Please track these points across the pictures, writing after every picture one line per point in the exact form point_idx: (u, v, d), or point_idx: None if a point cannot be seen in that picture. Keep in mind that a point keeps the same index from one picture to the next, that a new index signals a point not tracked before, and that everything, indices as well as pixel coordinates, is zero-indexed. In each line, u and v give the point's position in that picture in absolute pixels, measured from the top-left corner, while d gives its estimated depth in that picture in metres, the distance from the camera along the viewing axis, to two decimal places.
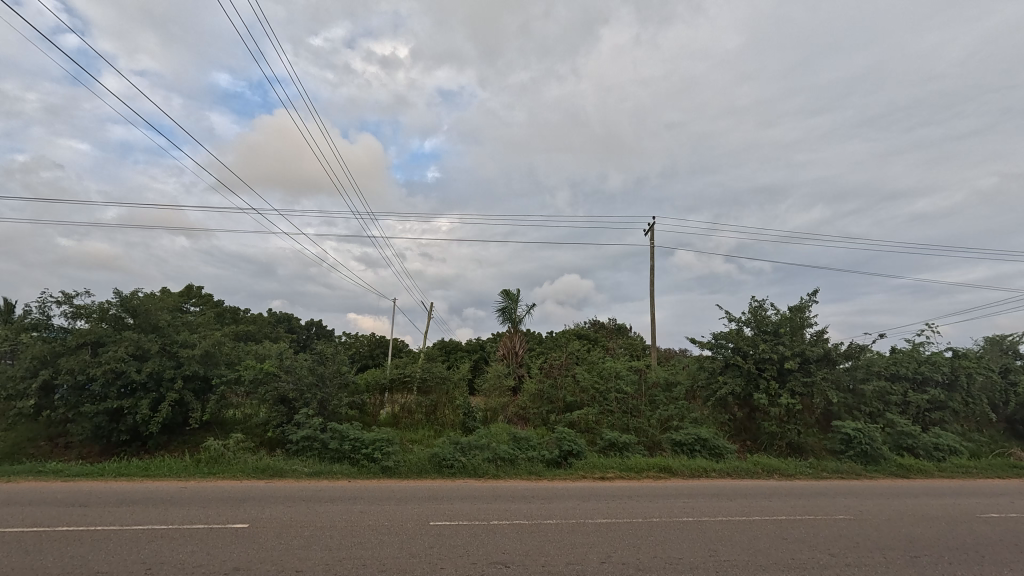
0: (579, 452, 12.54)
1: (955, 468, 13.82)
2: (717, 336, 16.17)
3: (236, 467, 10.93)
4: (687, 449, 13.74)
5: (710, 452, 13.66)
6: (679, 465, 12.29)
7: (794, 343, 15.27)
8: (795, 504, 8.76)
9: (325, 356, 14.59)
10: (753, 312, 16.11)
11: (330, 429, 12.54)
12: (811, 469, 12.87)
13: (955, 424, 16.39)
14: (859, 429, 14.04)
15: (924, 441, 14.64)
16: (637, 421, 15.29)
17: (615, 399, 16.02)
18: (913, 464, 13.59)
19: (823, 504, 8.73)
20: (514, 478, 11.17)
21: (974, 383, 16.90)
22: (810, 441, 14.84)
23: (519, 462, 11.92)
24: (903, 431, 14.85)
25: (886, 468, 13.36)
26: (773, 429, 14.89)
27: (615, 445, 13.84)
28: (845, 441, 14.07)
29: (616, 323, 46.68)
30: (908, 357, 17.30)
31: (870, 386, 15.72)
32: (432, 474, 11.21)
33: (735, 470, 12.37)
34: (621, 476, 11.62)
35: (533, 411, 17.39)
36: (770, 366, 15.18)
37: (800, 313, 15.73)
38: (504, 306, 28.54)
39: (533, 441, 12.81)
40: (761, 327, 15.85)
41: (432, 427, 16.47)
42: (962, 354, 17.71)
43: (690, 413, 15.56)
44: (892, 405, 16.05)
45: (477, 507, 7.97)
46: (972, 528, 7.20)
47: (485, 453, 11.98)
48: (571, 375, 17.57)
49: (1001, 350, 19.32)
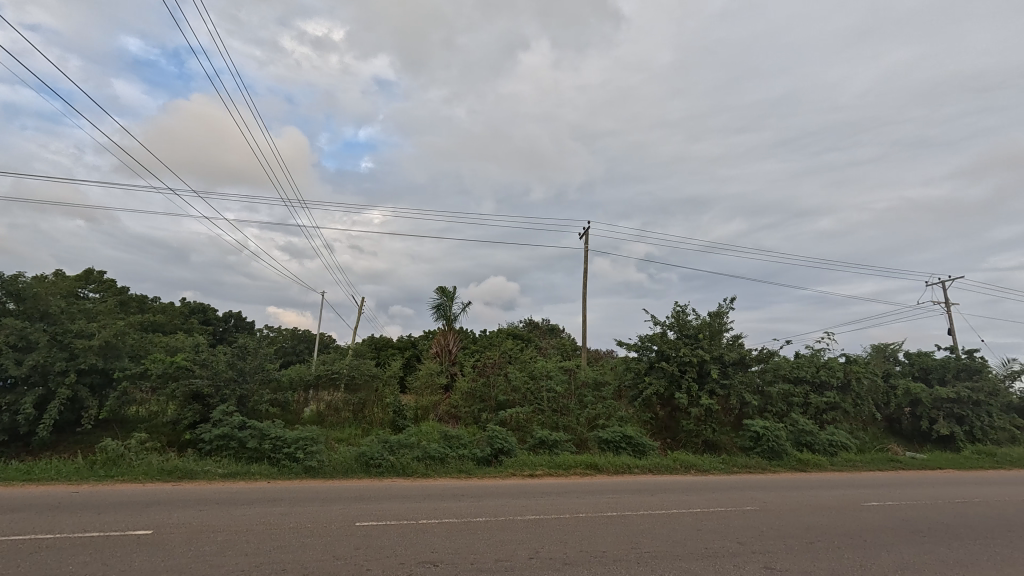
0: (509, 450, 12.67)
1: (845, 462, 15.37)
2: (643, 339, 16.96)
3: (139, 470, 10.02)
4: (613, 447, 14.29)
5: (634, 449, 14.29)
6: (604, 462, 12.74)
7: (713, 347, 16.35)
8: (708, 497, 9.34)
9: (246, 350, 13.75)
10: (676, 316, 17.05)
11: (249, 426, 11.79)
12: (723, 465, 13.80)
13: (845, 423, 18.21)
14: (767, 428, 15.28)
15: (820, 438, 16.14)
16: (566, 420, 15.58)
17: (545, 399, 16.21)
18: (811, 459, 14.96)
19: (734, 497, 9.37)
20: (443, 477, 11.06)
21: (862, 386, 18.88)
22: (723, 439, 15.89)
23: (449, 461, 11.81)
24: (803, 429, 16.30)
25: (788, 462, 14.62)
26: (690, 428, 15.80)
27: (544, 443, 14.10)
28: (754, 438, 15.28)
29: (549, 324, 47.46)
30: (809, 362, 18.97)
31: (778, 387, 17.10)
32: (359, 474, 10.86)
33: (656, 466, 13.04)
34: (550, 474, 11.85)
35: (465, 409, 17.36)
36: (691, 368, 16.12)
37: (718, 319, 16.87)
38: (439, 303, 28.16)
39: (464, 439, 12.79)
40: (684, 331, 16.81)
41: (359, 425, 15.94)
42: (853, 360, 19.72)
43: (617, 412, 16.22)
44: (794, 406, 17.59)
45: (406, 507, 7.80)
46: (858, 516, 8.05)
47: (415, 452, 11.77)
48: (503, 375, 17.65)
49: (885, 356, 21.64)
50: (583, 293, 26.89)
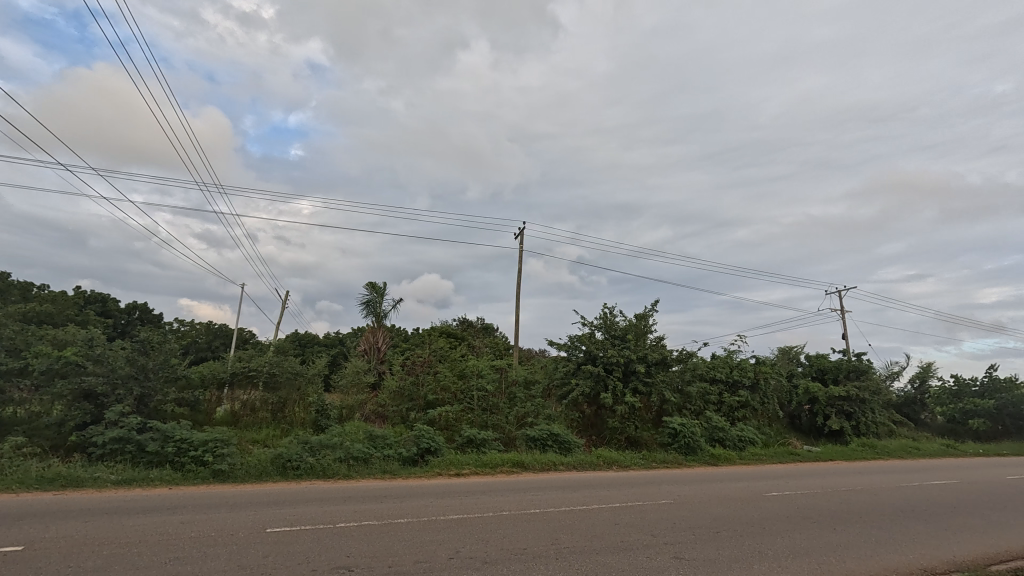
0: (436, 449, 12.54)
1: (751, 456, 16.59)
2: (573, 339, 17.40)
3: (13, 478, 8.90)
4: (540, 445, 14.56)
5: (560, 446, 14.63)
6: (531, 459, 12.92)
7: (638, 347, 17.08)
8: (627, 492, 9.73)
9: (149, 345, 12.63)
10: (604, 317, 17.62)
11: (151, 428, 10.83)
12: (643, 460, 14.44)
13: (753, 419, 19.66)
14: (684, 425, 16.18)
15: (731, 434, 17.31)
16: (495, 418, 15.63)
17: (475, 397, 16.16)
18: (721, 453, 16.01)
19: (651, 492, 9.82)
20: (367, 478, 10.74)
21: (769, 385, 20.47)
22: (644, 436, 16.61)
23: (373, 462, 11.49)
24: (717, 426, 17.40)
25: (701, 457, 15.56)
26: (614, 425, 16.39)
27: (472, 442, 14.08)
28: (672, 435, 16.13)
29: (483, 322, 47.47)
30: (724, 363, 20.27)
31: (695, 386, 18.13)
32: (275, 477, 10.30)
33: (580, 463, 13.40)
34: (477, 472, 11.84)
35: (392, 408, 16.99)
36: (616, 367, 16.76)
37: (643, 320, 17.63)
38: (368, 299, 27.32)
39: (390, 439, 12.49)
40: (611, 332, 17.42)
41: (278, 426, 15.15)
42: (762, 361, 21.32)
43: (545, 411, 16.47)
44: (710, 404, 18.73)
45: (322, 510, 7.48)
46: (759, 505, 8.71)
47: (337, 453, 11.34)
48: (433, 373, 17.43)
49: (789, 358, 23.60)
50: (516, 293, 27.11)
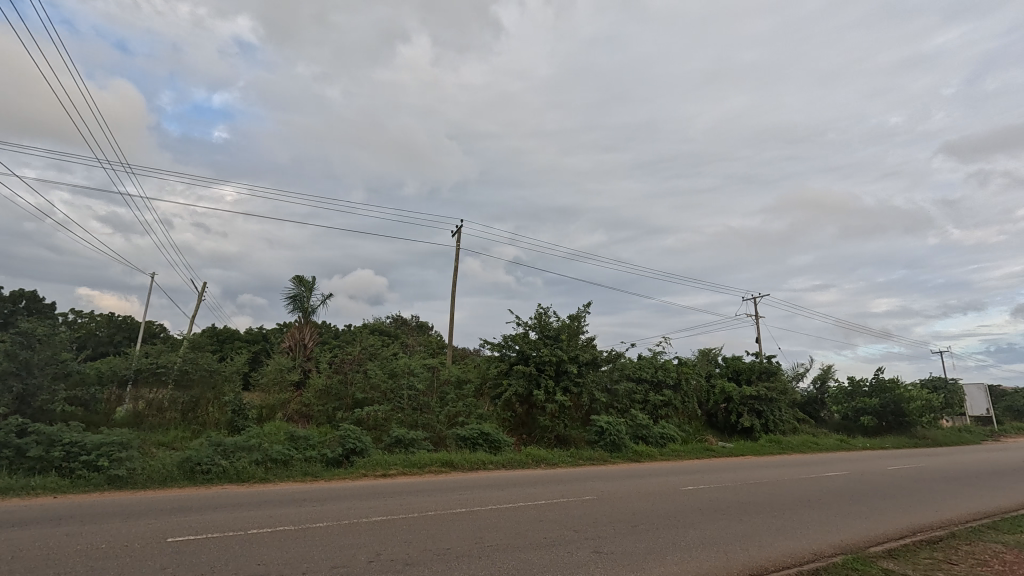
0: (362, 450, 12.15)
1: (671, 452, 17.47)
2: (507, 338, 17.51)
3: None
4: (470, 444, 14.54)
5: (490, 445, 14.68)
6: (460, 459, 12.85)
7: (569, 348, 17.48)
8: (553, 489, 9.92)
9: (34, 338, 11.32)
10: (538, 317, 17.88)
11: (34, 430, 9.69)
12: (570, 458, 14.78)
13: (675, 417, 20.71)
14: (610, 423, 16.76)
15: (653, 432, 18.13)
16: (426, 418, 15.41)
17: (406, 396, 15.83)
18: (644, 450, 16.73)
19: (576, 488, 10.07)
20: (286, 481, 10.21)
21: (689, 385, 21.66)
22: (573, 434, 16.99)
23: (293, 464, 10.95)
24: (641, 424, 18.16)
25: (626, 454, 16.18)
26: (545, 424, 16.67)
27: (401, 442, 13.79)
28: (599, 433, 16.66)
29: (418, 321, 46.67)
30: (649, 363, 21.19)
31: (622, 386, 18.81)
32: (181, 483, 9.55)
33: (509, 462, 13.50)
34: (404, 473, 11.60)
35: (318, 408, 16.31)
36: (549, 367, 17.07)
37: (576, 321, 18.06)
38: (295, 293, 26.08)
39: (313, 440, 11.97)
40: (545, 332, 17.70)
41: (189, 427, 14.07)
42: (684, 362, 22.51)
43: (477, 410, 16.43)
44: (635, 403, 19.51)
45: (233, 516, 7.04)
46: (676, 499, 9.17)
47: (253, 455, 10.70)
48: (362, 371, 16.88)
49: (709, 360, 25.08)
50: (452, 291, 26.92)
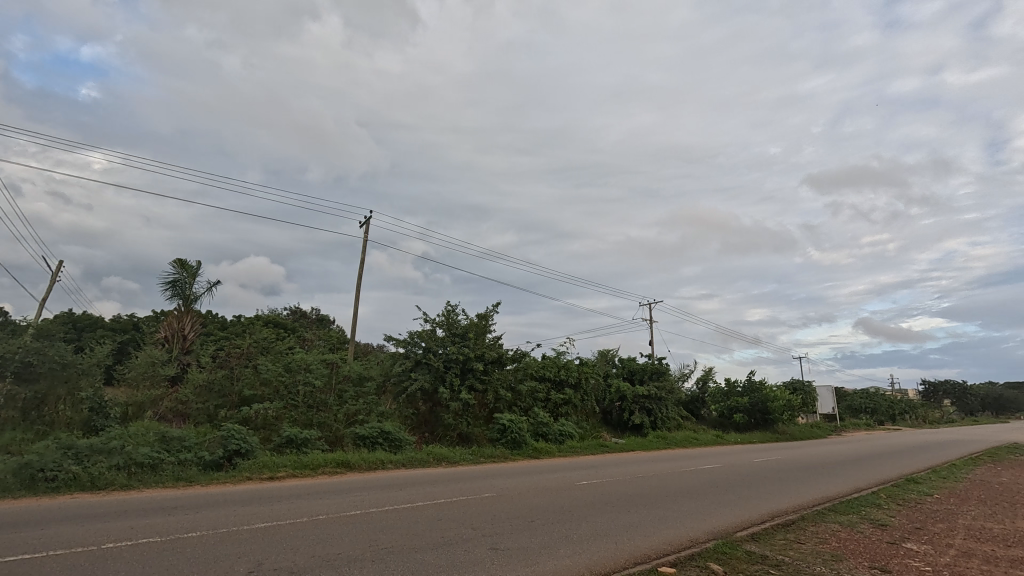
0: (247, 451, 11.22)
1: (568, 448, 18.18)
2: (413, 335, 17.14)
3: None
4: (369, 443, 14.12)
5: (390, 444, 14.34)
6: (357, 459, 12.33)
7: (476, 346, 17.52)
8: (453, 487, 9.88)
9: None
10: (446, 315, 17.71)
11: None
12: (471, 456, 14.80)
13: (573, 415, 21.57)
14: (512, 421, 17.08)
15: (553, 429, 18.76)
16: (322, 417, 14.58)
17: (301, 394, 14.85)
18: (543, 447, 17.25)
19: (476, 486, 10.11)
20: (155, 488, 9.13)
21: (588, 384, 22.67)
22: (476, 432, 17.01)
23: (164, 469, 9.83)
24: (542, 421, 18.69)
25: (526, 451, 16.58)
26: (448, 422, 16.55)
27: (292, 442, 12.94)
28: (501, 430, 16.92)
29: (318, 313, 44.16)
30: (553, 363, 21.86)
31: (526, 384, 19.19)
32: (18, 493, 8.16)
33: (409, 461, 13.22)
34: (294, 475, 10.88)
35: (197, 405, 14.82)
36: (455, 365, 17.02)
37: (484, 320, 18.11)
38: (175, 279, 23.46)
39: (190, 441, 10.86)
40: (452, 329, 17.56)
41: (30, 429, 12.00)
42: (584, 362, 23.54)
43: (378, 408, 15.83)
44: (537, 401, 20.03)
45: (85, 529, 6.15)
46: (571, 494, 9.53)
47: (114, 459, 9.45)
48: (252, 367, 15.38)
49: (607, 360, 26.44)
50: (357, 285, 25.78)
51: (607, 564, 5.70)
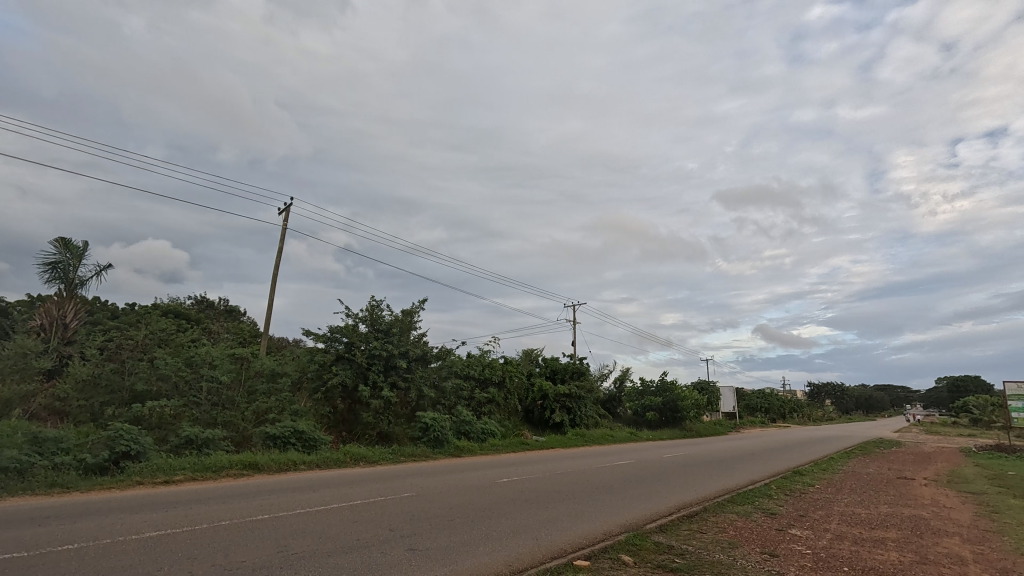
0: (139, 453, 10.19)
1: (490, 446, 18.28)
2: (333, 330, 16.42)
3: None
4: (280, 443, 13.37)
5: (304, 444, 13.67)
6: (267, 460, 11.60)
7: (400, 343, 17.14)
8: (371, 488, 9.58)
9: None
10: (370, 310, 17.15)
11: None
12: (391, 455, 14.43)
13: (496, 413, 21.72)
14: (435, 419, 16.88)
15: (476, 427, 18.78)
16: (228, 415, 13.55)
17: (204, 390, 13.70)
18: (465, 445, 17.21)
19: (395, 485, 9.89)
20: (22, 496, 8.04)
21: (512, 383, 22.93)
22: (396, 430, 16.62)
23: (35, 474, 8.68)
24: (464, 420, 18.63)
25: (447, 449, 16.47)
26: (367, 420, 16.03)
27: (193, 443, 11.95)
28: (423, 429, 16.68)
29: (226, 304, 41.03)
30: (478, 361, 21.88)
31: (451, 383, 19.03)
32: None
33: (325, 461, 12.65)
34: (194, 479, 10.02)
35: (78, 403, 13.19)
36: (377, 361, 16.54)
37: (409, 316, 17.75)
38: (56, 260, 20.81)
39: (68, 442, 9.68)
40: (376, 325, 17.04)
41: None
42: (509, 361, 23.78)
43: (292, 406, 14.99)
44: (461, 399, 19.95)
45: None
46: (492, 492, 9.58)
47: None
48: (147, 361, 13.93)
49: (531, 360, 26.90)
50: (273, 275, 24.25)
51: (525, 559, 5.78)
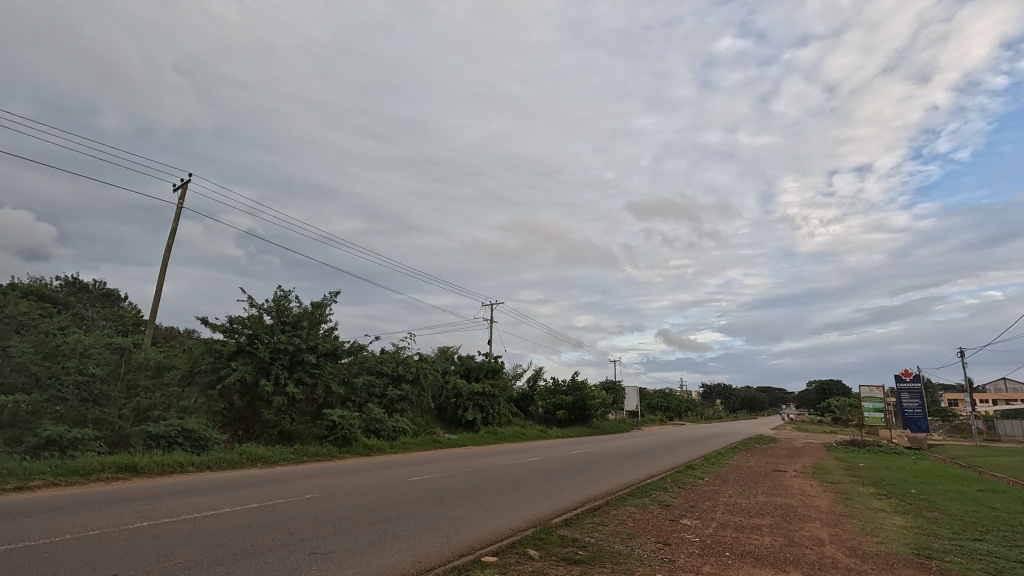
0: None
1: (401, 445, 17.89)
2: (233, 321, 15.20)
3: None
4: (164, 444, 12.20)
5: (192, 444, 12.61)
6: (148, 461, 10.50)
7: (309, 337, 16.28)
8: (270, 490, 8.99)
9: None
10: (276, 301, 16.10)
11: None
12: (293, 455, 13.65)
13: (408, 411, 21.28)
14: (343, 417, 16.24)
15: (387, 425, 18.30)
16: (102, 412, 12.03)
17: (72, 384, 11.96)
18: (374, 444, 16.73)
19: (297, 487, 9.38)
20: None
21: (426, 380, 22.59)
22: (300, 428, 15.77)
23: None
24: (375, 418, 18.07)
25: (355, 448, 15.92)
26: (268, 419, 15.03)
27: (55, 444, 10.56)
28: (329, 427, 16.00)
29: (103, 288, 36.41)
30: (392, 357, 21.31)
31: (362, 379, 18.36)
32: None
33: (217, 462, 11.70)
34: (55, 484, 8.80)
35: None
36: (282, 356, 15.58)
37: (320, 309, 16.90)
38: None
39: None
40: (282, 317, 16.03)
41: None
42: (424, 358, 23.41)
43: (180, 402, 13.67)
44: (372, 396, 19.34)
45: None
46: (400, 491, 9.38)
47: None
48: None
49: (446, 357, 26.69)
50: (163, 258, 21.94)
51: (432, 558, 5.73)
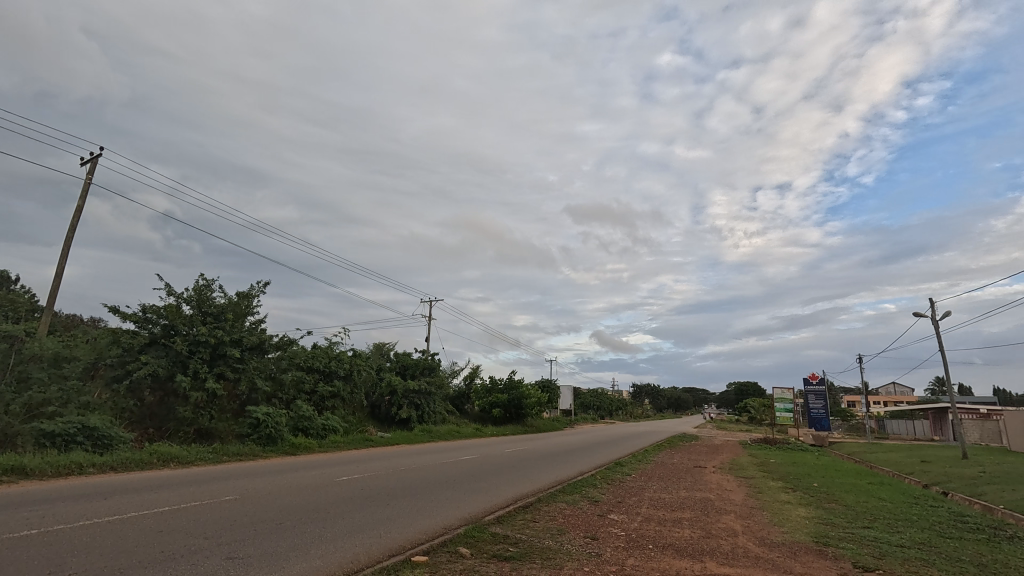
0: None
1: (330, 444, 17.29)
2: (147, 310, 14.04)
3: None
4: (59, 443, 11.07)
5: (94, 443, 11.55)
6: (41, 463, 9.50)
7: (233, 329, 15.37)
8: (184, 492, 8.40)
9: None
10: (197, 290, 15.05)
11: None
12: (212, 455, 12.84)
13: (339, 409, 20.59)
14: (268, 414, 15.48)
15: (316, 423, 17.63)
16: None
17: None
18: (302, 442, 16.08)
19: (214, 488, 8.82)
20: None
21: (360, 377, 21.95)
22: (220, 426, 14.84)
23: None
24: (304, 416, 17.35)
25: (280, 447, 15.22)
26: (184, 416, 14.02)
27: None
28: (253, 425, 15.20)
29: None
30: (324, 352, 20.52)
31: (290, 375, 17.55)
32: None
33: (123, 463, 10.78)
34: None
35: None
36: (202, 349, 14.59)
37: (246, 301, 15.98)
38: None
39: None
40: (203, 308, 15.00)
41: None
42: (358, 354, 22.74)
43: (81, 398, 12.45)
44: (301, 393, 18.54)
45: None
46: (328, 492, 9.06)
47: None
48: None
49: (382, 354, 26.07)
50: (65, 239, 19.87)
51: (361, 560, 5.60)
